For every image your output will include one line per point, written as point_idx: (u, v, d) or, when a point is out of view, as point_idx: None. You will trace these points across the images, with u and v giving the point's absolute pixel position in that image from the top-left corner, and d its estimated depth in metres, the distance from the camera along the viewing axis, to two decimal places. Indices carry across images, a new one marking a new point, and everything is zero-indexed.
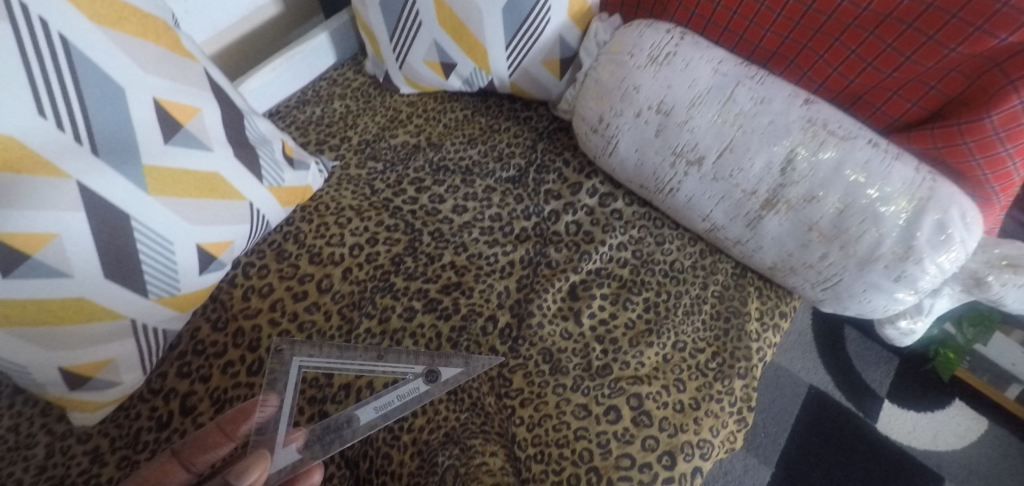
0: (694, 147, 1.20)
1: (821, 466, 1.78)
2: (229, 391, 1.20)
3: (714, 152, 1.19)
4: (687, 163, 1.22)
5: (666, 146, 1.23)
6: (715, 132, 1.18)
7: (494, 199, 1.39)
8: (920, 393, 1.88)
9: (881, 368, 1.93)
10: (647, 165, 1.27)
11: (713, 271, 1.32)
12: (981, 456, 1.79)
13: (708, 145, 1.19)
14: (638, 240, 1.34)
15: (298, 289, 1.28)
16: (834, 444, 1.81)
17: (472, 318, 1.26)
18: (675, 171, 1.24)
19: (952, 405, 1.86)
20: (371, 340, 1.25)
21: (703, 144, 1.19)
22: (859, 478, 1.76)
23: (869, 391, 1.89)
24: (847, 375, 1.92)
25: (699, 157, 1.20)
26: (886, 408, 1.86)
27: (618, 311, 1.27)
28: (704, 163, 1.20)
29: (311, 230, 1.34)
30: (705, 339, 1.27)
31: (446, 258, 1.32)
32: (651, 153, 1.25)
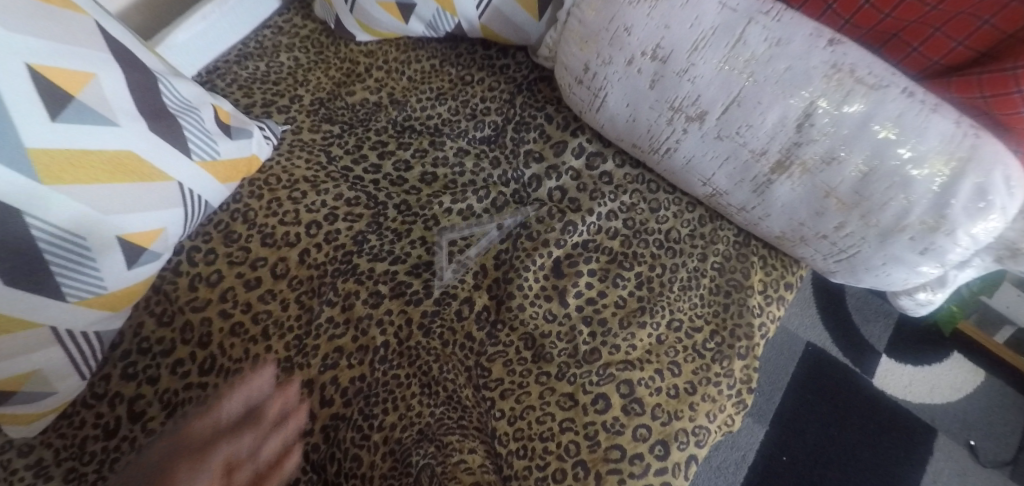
0: (696, 101, 1.02)
1: (816, 423, 1.70)
2: (180, 393, 1.09)
3: (717, 106, 1.01)
4: (687, 119, 1.04)
5: (663, 99, 1.05)
6: (721, 83, 0.99)
7: (466, 164, 1.23)
8: (919, 346, 1.79)
9: (881, 322, 1.83)
10: (641, 121, 1.10)
11: (713, 241, 1.19)
12: (979, 408, 1.72)
13: (712, 98, 1.00)
14: (630, 207, 1.20)
15: (251, 276, 1.16)
16: (830, 400, 1.73)
17: (446, 303, 1.14)
18: (672, 128, 1.07)
19: (950, 358, 1.78)
20: (334, 331, 1.12)
21: (706, 97, 1.01)
22: (853, 434, 1.68)
23: (867, 346, 1.80)
24: (847, 332, 1.82)
25: (701, 113, 1.02)
26: (884, 363, 1.78)
27: (608, 289, 1.14)
28: (707, 118, 1.02)
29: (261, 207, 1.19)
30: (703, 317, 1.15)
31: (416, 233, 1.19)
32: (645, 108, 1.08)
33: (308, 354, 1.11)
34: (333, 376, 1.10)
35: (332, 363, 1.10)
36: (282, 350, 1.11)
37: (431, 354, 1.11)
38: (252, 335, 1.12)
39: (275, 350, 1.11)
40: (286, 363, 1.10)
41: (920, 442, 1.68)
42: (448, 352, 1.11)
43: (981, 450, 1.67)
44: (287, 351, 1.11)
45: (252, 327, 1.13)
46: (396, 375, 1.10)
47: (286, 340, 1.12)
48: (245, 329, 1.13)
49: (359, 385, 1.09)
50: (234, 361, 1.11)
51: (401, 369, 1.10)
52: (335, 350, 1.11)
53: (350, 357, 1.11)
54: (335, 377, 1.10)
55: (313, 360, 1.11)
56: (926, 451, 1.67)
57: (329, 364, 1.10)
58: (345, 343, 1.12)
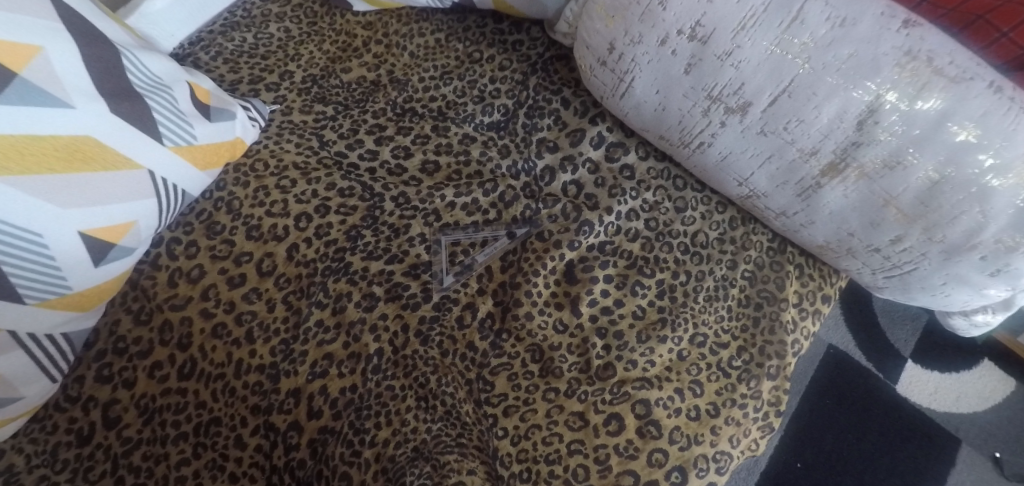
0: (739, 90, 0.87)
1: (834, 430, 1.55)
2: (157, 399, 1.01)
3: (765, 96, 0.86)
4: (726, 110, 0.90)
5: (699, 86, 0.90)
6: (770, 69, 0.84)
7: (472, 153, 1.12)
8: (946, 351, 1.63)
9: (908, 325, 1.66)
10: (671, 111, 0.96)
11: (744, 246, 1.07)
12: (1008, 420, 1.56)
13: (758, 87, 0.86)
14: (653, 206, 1.08)
15: (235, 272, 1.06)
16: (851, 406, 1.57)
17: (446, 308, 1.04)
18: (709, 120, 0.92)
19: (980, 365, 1.61)
20: (324, 335, 1.03)
21: (752, 86, 0.86)
22: (873, 444, 1.54)
23: (891, 351, 1.64)
24: (872, 335, 1.65)
25: (743, 104, 0.88)
26: (909, 369, 1.62)
27: (626, 297, 1.03)
28: (751, 110, 0.88)
29: (247, 196, 1.09)
30: (730, 331, 1.04)
31: (415, 230, 1.07)
32: (677, 96, 0.93)
33: (296, 360, 1.02)
34: (323, 385, 1.00)
35: (321, 371, 1.01)
36: (267, 355, 1.02)
37: (429, 364, 1.01)
38: (235, 337, 1.03)
39: (260, 355, 1.02)
40: (272, 370, 1.01)
41: (942, 452, 1.54)
42: (448, 362, 1.01)
43: (1005, 463, 1.52)
44: (272, 356, 1.02)
45: (236, 329, 1.03)
46: (391, 386, 1.00)
47: (272, 344, 1.03)
48: (227, 331, 1.03)
49: (350, 396, 1.00)
50: (216, 365, 1.02)
51: (396, 380, 1.00)
52: (325, 358, 1.02)
53: (342, 364, 1.01)
54: (324, 387, 1.00)
55: (300, 367, 1.01)
56: (948, 463, 1.53)
57: (319, 373, 1.01)
58: (335, 350, 1.02)
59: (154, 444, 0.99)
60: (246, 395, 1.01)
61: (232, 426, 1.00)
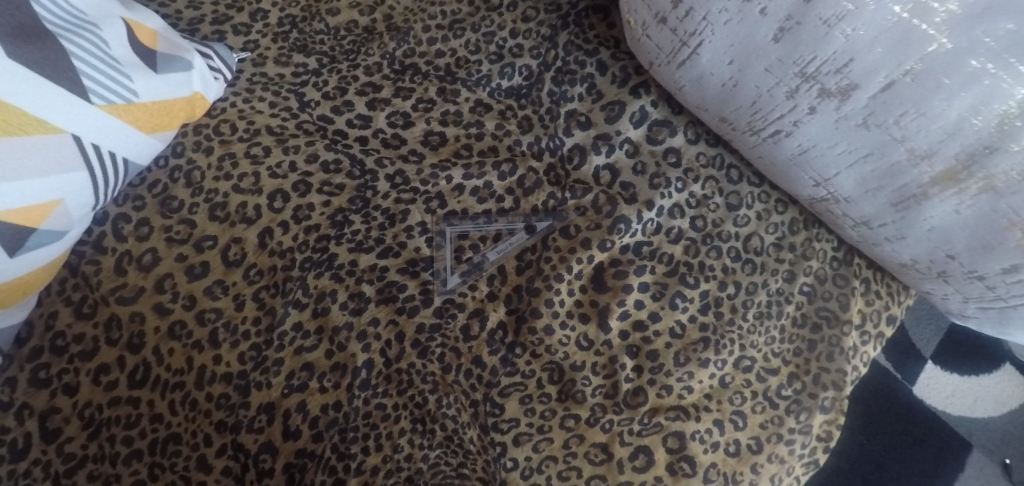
0: (843, 68, 0.67)
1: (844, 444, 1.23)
2: (105, 410, 0.85)
3: (878, 79, 0.66)
4: (819, 92, 0.70)
5: (790, 59, 0.70)
6: (891, 42, 0.63)
7: (486, 125, 0.94)
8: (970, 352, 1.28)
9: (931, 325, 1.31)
10: (745, 88, 0.76)
11: (805, 255, 0.91)
12: None
13: (870, 65, 0.66)
14: (700, 202, 0.91)
15: (195, 260, 0.88)
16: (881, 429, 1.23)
17: (450, 315, 0.87)
18: (794, 104, 0.73)
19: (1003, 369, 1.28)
20: (303, 341, 0.86)
21: (862, 64, 0.66)
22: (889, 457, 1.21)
23: (910, 352, 1.29)
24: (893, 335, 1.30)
25: (846, 86, 0.68)
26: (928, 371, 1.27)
27: (664, 310, 0.88)
28: (855, 95, 0.68)
29: (211, 166, 0.91)
30: (782, 355, 0.89)
31: (415, 218, 0.90)
32: (757, 69, 0.73)
33: (268, 370, 0.85)
34: (301, 401, 0.84)
35: (300, 384, 0.85)
36: (234, 362, 0.86)
37: (428, 381, 0.85)
38: (196, 339, 0.86)
39: (226, 362, 0.86)
40: (240, 380, 0.85)
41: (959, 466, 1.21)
42: (449, 380, 0.86)
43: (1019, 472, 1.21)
44: (241, 364, 0.86)
45: (197, 330, 0.87)
46: (381, 404, 0.85)
47: (240, 350, 0.86)
48: (187, 331, 0.87)
49: (332, 415, 0.84)
50: (175, 371, 0.86)
51: (388, 398, 0.85)
52: (304, 368, 0.85)
53: (324, 377, 0.85)
54: (302, 403, 0.84)
55: (274, 379, 0.85)
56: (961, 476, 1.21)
57: (296, 386, 0.85)
58: (316, 359, 0.86)
59: (102, 463, 0.83)
60: (209, 410, 0.85)
61: (194, 445, 0.84)
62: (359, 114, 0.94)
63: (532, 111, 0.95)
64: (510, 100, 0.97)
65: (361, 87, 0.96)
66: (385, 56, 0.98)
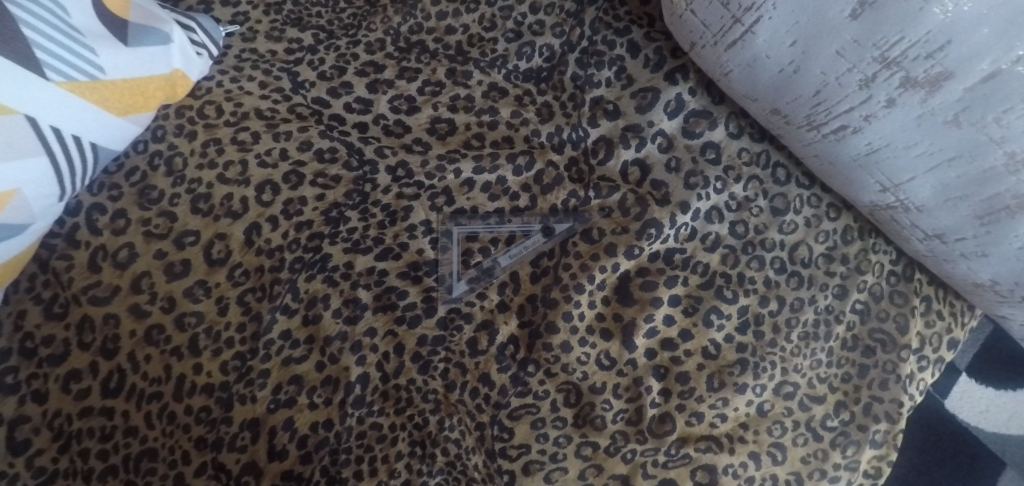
0: (936, 53, 0.56)
1: None
2: (75, 421, 0.75)
3: (980, 67, 0.55)
4: (903, 81, 0.59)
5: (868, 41, 0.59)
6: (1003, 22, 0.52)
7: (501, 112, 0.84)
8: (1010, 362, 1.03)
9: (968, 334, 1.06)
10: (809, 75, 0.64)
11: (860, 269, 0.80)
12: None
13: (972, 50, 0.54)
14: (742, 205, 0.81)
15: (176, 258, 0.80)
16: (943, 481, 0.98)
17: (455, 327, 0.78)
18: (869, 95, 0.62)
19: None
20: (291, 351, 0.78)
21: (962, 48, 0.55)
22: None
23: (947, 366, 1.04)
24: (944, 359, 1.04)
25: (938, 75, 0.57)
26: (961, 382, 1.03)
27: (697, 328, 0.78)
28: (948, 86, 0.57)
29: (194, 153, 0.82)
30: (828, 381, 0.79)
31: (418, 216, 0.81)
32: (826, 53, 0.62)
33: (253, 383, 0.77)
34: (288, 418, 0.75)
35: (287, 399, 0.76)
36: (216, 373, 0.77)
37: (429, 400, 0.76)
38: (176, 346, 0.78)
39: (207, 372, 0.77)
40: (222, 392, 0.77)
41: None
42: (452, 400, 0.77)
43: None
44: (224, 375, 0.77)
45: (177, 335, 0.78)
46: (376, 424, 0.76)
47: (222, 358, 0.78)
48: (165, 336, 0.78)
49: (322, 435, 0.75)
50: (153, 380, 0.77)
51: (384, 417, 0.76)
52: (292, 382, 0.77)
53: (315, 392, 0.76)
54: (289, 420, 0.75)
55: (260, 393, 0.76)
56: None
57: (284, 401, 0.76)
58: (305, 372, 0.77)
59: (73, 480, 0.74)
60: (188, 424, 0.76)
61: (171, 462, 0.76)
62: (358, 97, 0.84)
63: (552, 97, 0.85)
64: (529, 83, 0.86)
65: (363, 66, 0.86)
66: (390, 33, 0.88)
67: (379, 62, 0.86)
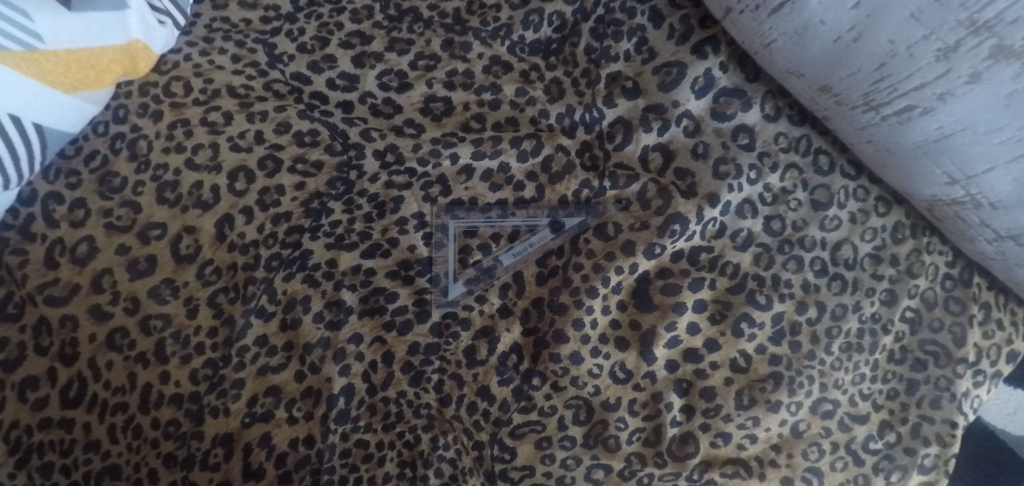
0: None
1: None
2: (35, 433, 0.67)
3: None
4: (992, 51, 0.49)
5: None
6: None
7: (504, 89, 0.74)
8: None
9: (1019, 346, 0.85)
10: (872, 44, 0.54)
11: (912, 272, 0.70)
12: None
13: None
14: (778, 197, 0.71)
15: (140, 253, 0.71)
16: None
17: (451, 334, 0.70)
18: (948, 68, 0.52)
19: None
20: (268, 359, 0.69)
21: None
22: None
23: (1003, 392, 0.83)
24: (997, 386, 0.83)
25: None
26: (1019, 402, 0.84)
27: (725, 338, 0.69)
28: None
29: (161, 136, 0.73)
30: (872, 399, 0.70)
31: (410, 208, 0.72)
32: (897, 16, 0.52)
33: (226, 394, 0.68)
34: (265, 434, 0.67)
35: (263, 413, 0.68)
36: (185, 382, 0.69)
37: (422, 416, 0.68)
38: (140, 352, 0.70)
39: (175, 381, 0.69)
40: (192, 404, 0.69)
41: None
42: (447, 416, 0.68)
43: None
44: (193, 385, 0.69)
45: (142, 340, 0.70)
46: (362, 441, 0.67)
47: (192, 367, 0.69)
48: (129, 341, 0.70)
49: (302, 453, 0.66)
50: (115, 390, 0.69)
51: (371, 434, 0.67)
52: (268, 394, 0.68)
53: (294, 405, 0.68)
54: (265, 436, 0.67)
55: (233, 405, 0.68)
56: None
57: (260, 414, 0.68)
58: (283, 382, 0.69)
59: None
60: (156, 439, 0.68)
61: (136, 481, 0.67)
62: (342, 72, 0.75)
63: (562, 73, 0.75)
64: (536, 56, 0.76)
65: (349, 37, 0.76)
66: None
67: (367, 32, 0.77)
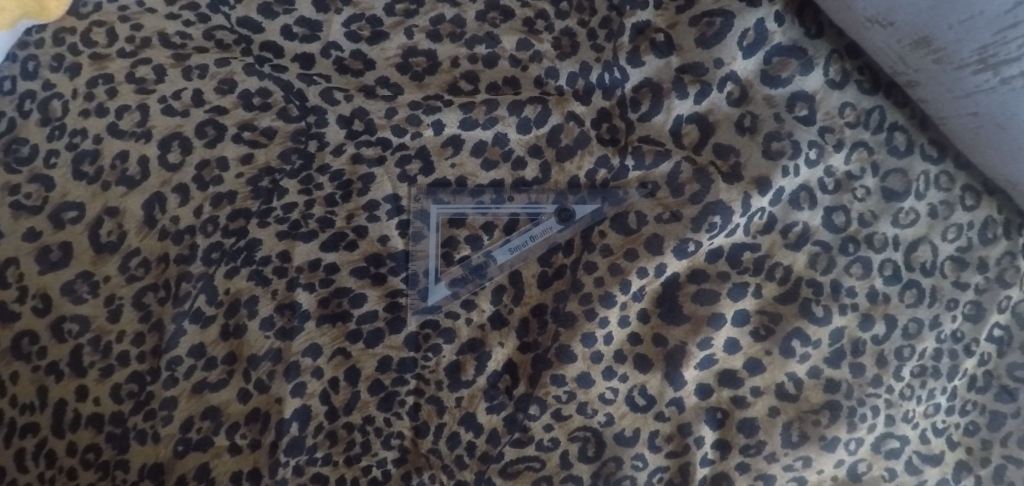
0: None
1: None
2: None
3: None
4: None
5: None
6: None
7: (503, 42, 0.60)
8: None
9: None
10: None
11: (1004, 280, 0.56)
12: None
13: None
14: (842, 184, 0.57)
15: (52, 240, 0.57)
16: None
17: (431, 348, 0.57)
18: None
19: None
20: (205, 374, 0.56)
21: None
22: None
23: None
24: None
25: None
26: None
27: (772, 358, 0.55)
28: None
29: (78, 94, 0.59)
30: (947, 435, 0.56)
31: (383, 189, 0.59)
32: None
33: (155, 416, 0.55)
34: (201, 466, 0.54)
35: (200, 441, 0.54)
36: (106, 400, 0.55)
37: (393, 447, 0.55)
38: (52, 361, 0.56)
39: (94, 399, 0.55)
40: (114, 427, 0.55)
41: None
42: (422, 449, 0.55)
43: None
44: (115, 404, 0.55)
45: (54, 348, 0.56)
46: (319, 476, 0.54)
47: (114, 381, 0.55)
48: (39, 348, 0.56)
49: None
50: (23, 408, 0.55)
51: (330, 469, 0.54)
52: (205, 417, 0.55)
53: (237, 431, 0.55)
54: (201, 469, 0.54)
55: (163, 430, 0.55)
56: None
57: (196, 442, 0.54)
58: (223, 403, 0.55)
59: None
60: (73, 469, 0.54)
61: None
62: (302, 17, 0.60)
63: (575, 22, 0.61)
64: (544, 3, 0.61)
65: None
66: None
67: None
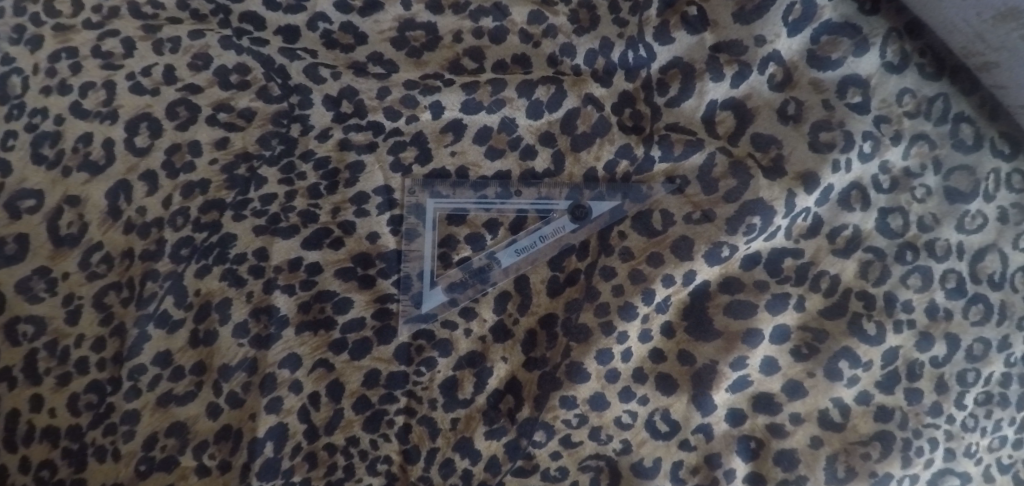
0: None
1: None
2: None
3: None
4: None
5: None
6: None
7: (512, 14, 0.53)
8: None
9: None
10: None
11: None
12: None
13: None
14: (899, 182, 0.49)
15: (7, 231, 0.50)
16: None
17: (424, 361, 0.50)
18: None
19: None
20: (171, 386, 0.49)
21: None
22: None
23: None
24: None
25: None
26: None
27: (815, 381, 0.48)
28: None
29: (39, 68, 0.52)
30: (1015, 472, 0.48)
31: (374, 179, 0.52)
32: None
33: (115, 431, 0.48)
34: None
35: (164, 461, 0.48)
36: (63, 412, 0.49)
37: (380, 473, 0.49)
38: (4, 367, 0.49)
39: (50, 410, 0.49)
40: (70, 443, 0.48)
41: None
42: (412, 476, 0.48)
43: None
44: (73, 417, 0.49)
45: (6, 352, 0.49)
46: None
47: (72, 391, 0.49)
48: None
49: None
50: None
51: None
52: (170, 434, 0.48)
53: (205, 451, 0.48)
54: None
55: (124, 448, 0.48)
56: None
57: (160, 461, 0.48)
58: (191, 418, 0.49)
59: None
60: None
61: None
62: None
63: None
64: None
65: None
66: None
67: None
